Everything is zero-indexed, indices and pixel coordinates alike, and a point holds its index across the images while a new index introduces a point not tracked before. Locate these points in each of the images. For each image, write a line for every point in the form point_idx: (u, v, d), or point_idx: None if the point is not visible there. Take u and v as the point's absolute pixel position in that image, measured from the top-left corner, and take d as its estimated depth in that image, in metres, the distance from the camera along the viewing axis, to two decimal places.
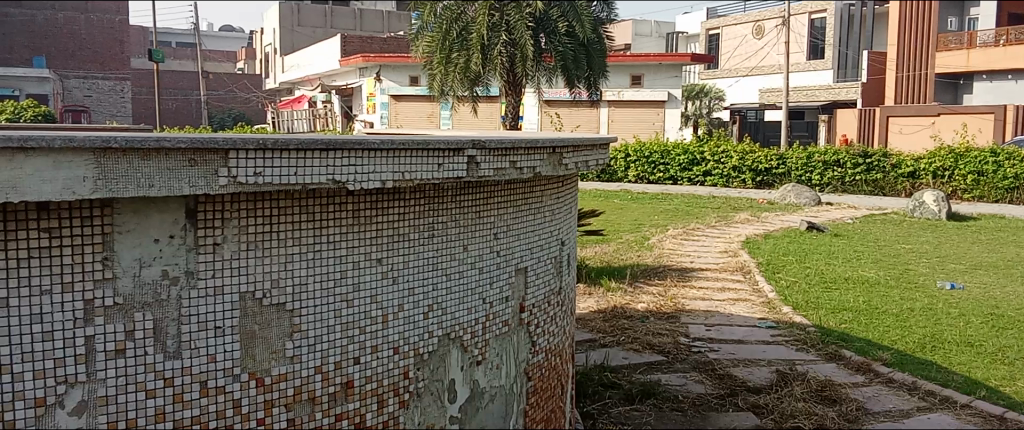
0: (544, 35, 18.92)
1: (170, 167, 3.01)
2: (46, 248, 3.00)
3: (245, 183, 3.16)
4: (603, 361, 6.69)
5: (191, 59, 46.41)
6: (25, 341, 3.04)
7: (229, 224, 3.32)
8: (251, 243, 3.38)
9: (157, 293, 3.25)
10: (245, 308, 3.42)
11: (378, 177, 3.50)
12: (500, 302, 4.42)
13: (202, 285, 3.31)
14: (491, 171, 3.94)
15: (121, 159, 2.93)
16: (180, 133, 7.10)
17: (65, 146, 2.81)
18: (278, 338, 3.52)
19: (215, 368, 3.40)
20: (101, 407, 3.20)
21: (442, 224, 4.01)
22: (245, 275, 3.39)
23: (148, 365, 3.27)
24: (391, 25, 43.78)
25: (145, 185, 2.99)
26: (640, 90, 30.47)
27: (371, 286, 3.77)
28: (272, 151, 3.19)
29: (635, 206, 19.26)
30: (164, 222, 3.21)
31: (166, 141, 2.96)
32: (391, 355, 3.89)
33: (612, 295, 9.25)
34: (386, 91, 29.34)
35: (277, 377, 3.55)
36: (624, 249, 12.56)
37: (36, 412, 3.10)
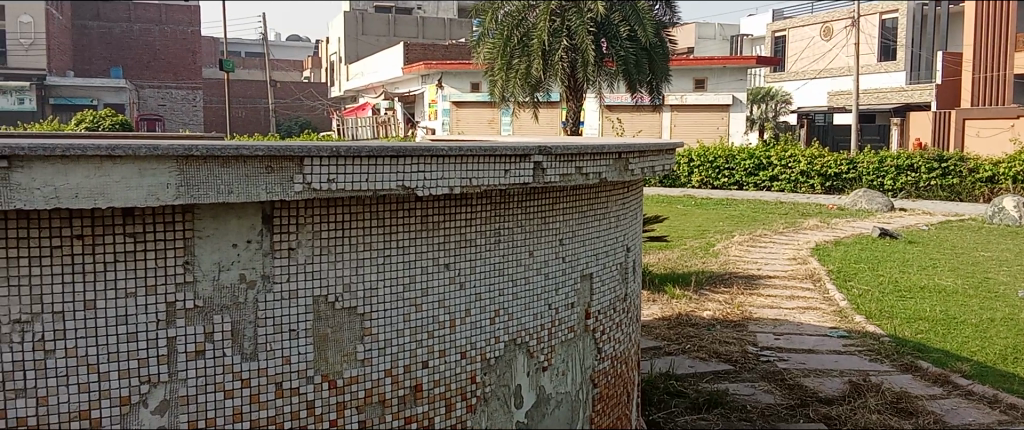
0: (605, 40, 18.79)
1: (248, 175, 3.11)
2: (131, 252, 3.11)
3: (319, 189, 3.25)
4: (668, 369, 6.61)
5: (260, 68, 47.73)
6: (109, 342, 3.15)
7: (304, 229, 3.40)
8: (323, 249, 3.45)
9: (235, 296, 3.35)
10: (317, 312, 3.50)
11: (445, 183, 3.54)
12: (566, 309, 4.41)
13: (277, 289, 3.41)
14: (557, 177, 3.94)
15: (202, 166, 3.03)
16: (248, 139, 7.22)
17: (150, 154, 2.92)
18: (349, 341, 3.59)
19: (289, 369, 3.48)
20: (182, 406, 3.30)
21: (509, 230, 4.02)
22: (317, 279, 3.47)
23: (226, 366, 3.36)
24: (453, 32, 43.68)
25: (225, 192, 3.08)
26: (704, 94, 29.96)
27: (439, 290, 3.82)
28: (344, 158, 3.26)
29: (699, 212, 19.00)
30: (241, 228, 3.30)
31: (244, 149, 3.05)
32: (458, 359, 3.93)
33: (677, 302, 9.14)
34: (448, 97, 29.53)
35: (348, 380, 3.61)
36: (689, 256, 12.39)
37: (121, 410, 3.20)
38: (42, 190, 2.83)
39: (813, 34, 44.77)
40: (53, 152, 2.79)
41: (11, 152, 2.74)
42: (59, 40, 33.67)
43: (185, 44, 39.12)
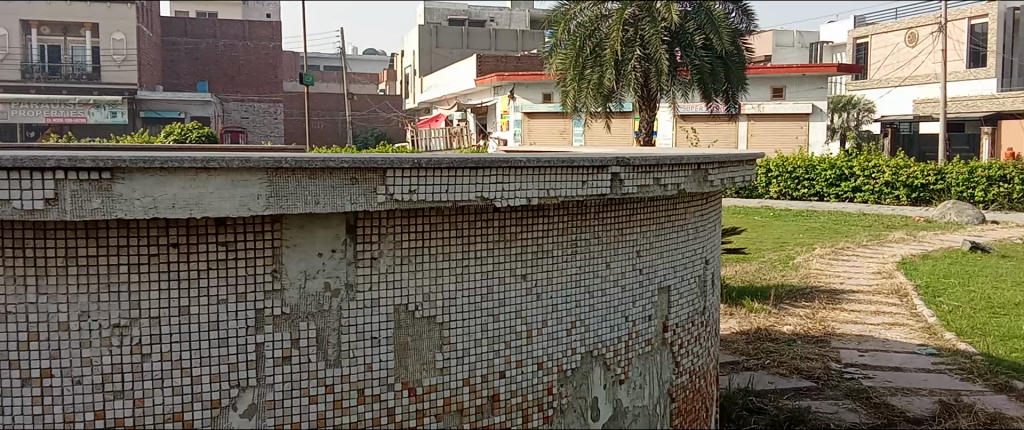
0: (680, 49, 18.52)
1: (334, 185, 3.19)
2: (223, 260, 3.23)
3: (400, 200, 3.31)
4: (748, 385, 6.46)
5: (338, 81, 48.93)
6: (202, 346, 3.27)
7: (385, 239, 3.48)
8: (404, 258, 3.53)
9: (320, 304, 3.44)
10: (398, 320, 3.58)
11: (524, 195, 3.57)
12: (643, 321, 4.37)
13: (361, 298, 3.49)
14: (634, 189, 3.91)
15: (291, 178, 3.12)
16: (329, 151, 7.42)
17: (242, 166, 3.02)
18: (428, 350, 3.66)
19: (371, 376, 3.55)
20: (269, 410, 3.40)
21: (586, 241, 4.01)
22: (399, 289, 3.55)
23: (311, 373, 3.45)
24: (526, 44, 43.78)
25: (312, 203, 3.18)
26: (782, 103, 29.26)
27: (516, 301, 3.83)
28: (426, 170, 3.32)
29: (778, 224, 18.54)
30: (327, 237, 3.39)
31: (330, 161, 3.13)
32: (535, 370, 3.94)
33: (755, 316, 8.94)
34: (520, 108, 29.58)
35: (427, 388, 3.67)
36: (767, 269, 12.11)
37: (212, 413, 3.33)
38: (141, 201, 2.95)
39: (897, 40, 43.29)
40: (154, 164, 2.91)
41: (114, 163, 2.87)
42: (148, 55, 35.27)
43: (267, 58, 40.50)
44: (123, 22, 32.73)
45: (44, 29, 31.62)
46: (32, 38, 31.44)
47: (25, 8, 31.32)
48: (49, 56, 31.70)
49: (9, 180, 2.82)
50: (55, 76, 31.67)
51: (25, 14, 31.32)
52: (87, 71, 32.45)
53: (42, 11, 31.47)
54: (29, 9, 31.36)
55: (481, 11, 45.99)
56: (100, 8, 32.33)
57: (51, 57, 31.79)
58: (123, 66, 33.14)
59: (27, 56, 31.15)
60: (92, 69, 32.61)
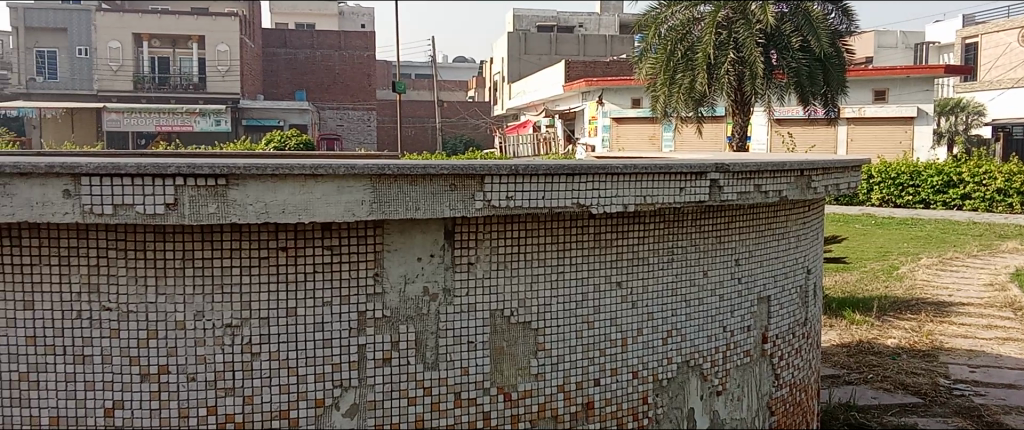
0: (775, 52, 17.78)
1: (433, 191, 3.29)
2: (328, 263, 3.36)
3: (498, 206, 3.37)
4: (849, 400, 6.22)
5: (429, 89, 49.79)
6: (308, 347, 3.39)
7: (482, 245, 3.53)
8: (501, 263, 3.56)
9: (419, 307, 3.52)
10: (494, 325, 3.62)
11: (620, 202, 3.56)
12: (741, 332, 4.27)
13: (459, 302, 3.55)
14: (734, 196, 3.83)
15: (393, 184, 3.23)
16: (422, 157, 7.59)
17: (348, 172, 3.13)
18: (524, 356, 3.68)
19: (468, 380, 3.60)
20: (370, 410, 3.48)
21: (683, 248, 3.96)
22: (495, 294, 3.59)
23: (411, 375, 3.52)
24: (614, 48, 42.29)
25: (412, 209, 3.28)
26: (885, 106, 28.03)
27: (610, 309, 3.82)
28: (523, 176, 3.36)
29: (879, 233, 17.77)
30: (425, 242, 3.48)
31: (429, 168, 3.23)
32: (630, 379, 3.91)
33: (857, 328, 8.60)
34: (608, 113, 28.94)
35: (522, 393, 3.69)
36: (869, 279, 11.65)
37: (316, 411, 3.43)
38: (254, 206, 3.09)
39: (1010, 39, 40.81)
40: (266, 171, 3.05)
41: (230, 170, 3.02)
42: (251, 66, 36.10)
43: (361, 67, 41.35)
44: (227, 35, 33.94)
45: (155, 42, 33.60)
46: (143, 50, 33.39)
47: (136, 21, 32.94)
48: (159, 67, 33.66)
49: (132, 184, 3.00)
50: (164, 86, 33.44)
51: (137, 27, 33.03)
52: (193, 82, 33.89)
53: (152, 25, 33.22)
54: (142, 22, 33.06)
55: (570, 16, 45.63)
56: (206, 21, 33.65)
57: (160, 68, 33.76)
58: (226, 77, 34.23)
59: (139, 67, 33.19)
60: (198, 79, 34.01)
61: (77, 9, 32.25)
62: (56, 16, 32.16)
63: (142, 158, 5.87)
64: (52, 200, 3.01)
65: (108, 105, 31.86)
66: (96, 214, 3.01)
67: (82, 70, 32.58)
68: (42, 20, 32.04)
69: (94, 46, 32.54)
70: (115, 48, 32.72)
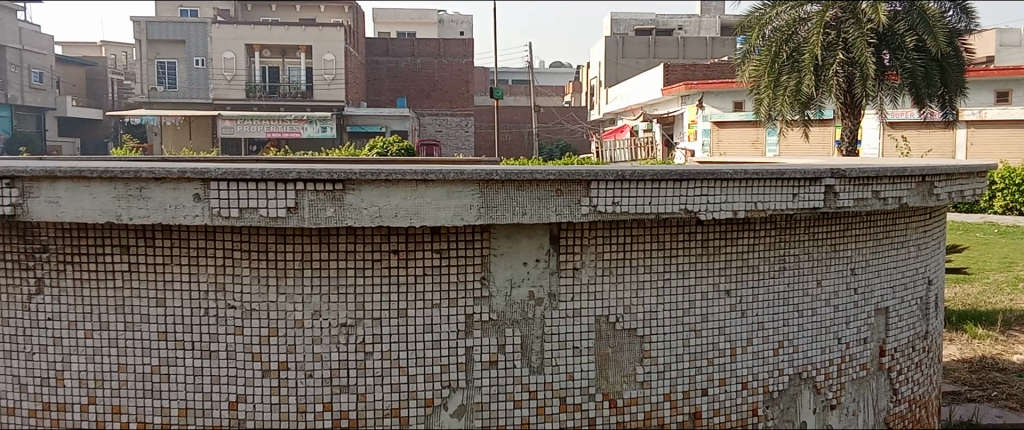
0: (887, 53, 16.37)
1: (540, 197, 3.34)
2: (437, 267, 3.46)
3: (604, 212, 3.39)
4: (970, 419, 5.87)
5: (525, 93, 49.86)
6: (417, 347, 3.51)
7: (587, 250, 3.56)
8: (605, 269, 3.59)
9: (524, 311, 3.58)
10: (600, 331, 3.64)
11: (730, 208, 3.50)
12: (857, 344, 4.13)
13: (563, 306, 3.60)
14: (851, 202, 3.70)
15: (501, 190, 3.31)
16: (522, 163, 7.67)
17: (457, 178, 3.23)
18: (629, 362, 3.68)
19: (573, 385, 3.64)
20: (477, 412, 3.57)
21: (795, 257, 3.87)
22: (600, 300, 3.61)
23: (517, 378, 3.59)
24: (716, 51, 38.74)
25: (519, 213, 3.34)
26: (1008, 109, 25.13)
27: (718, 317, 3.77)
28: (629, 182, 3.37)
29: (1004, 243, 16.57)
30: (532, 247, 3.53)
31: (537, 174, 3.28)
32: (738, 390, 3.84)
33: (979, 343, 8.13)
34: (709, 117, 24.64)
35: (628, 401, 3.68)
36: (993, 292, 10.94)
37: (425, 410, 3.54)
38: (368, 210, 3.22)
39: None
40: (380, 176, 3.17)
41: (345, 176, 3.15)
42: (354, 74, 35.25)
43: (461, 74, 40.17)
44: (334, 44, 33.05)
45: (266, 52, 33.03)
46: (255, 60, 32.98)
47: (250, 32, 32.53)
48: (269, 76, 33.24)
49: (257, 188, 3.17)
50: (274, 94, 33.05)
51: (250, 38, 32.61)
52: (302, 91, 33.27)
53: (264, 36, 32.61)
54: (254, 33, 32.60)
55: (670, 19, 43.30)
56: (314, 31, 32.74)
57: (271, 77, 33.34)
58: (332, 85, 33.45)
59: (251, 77, 32.93)
60: (305, 88, 33.36)
61: (194, 22, 32.41)
62: (177, 29, 32.60)
63: (255, 163, 6.08)
64: (183, 203, 3.19)
65: (224, 112, 32.39)
66: (224, 216, 3.19)
67: (200, 80, 32.93)
68: (163, 32, 32.62)
69: (210, 57, 32.53)
70: (229, 59, 32.58)
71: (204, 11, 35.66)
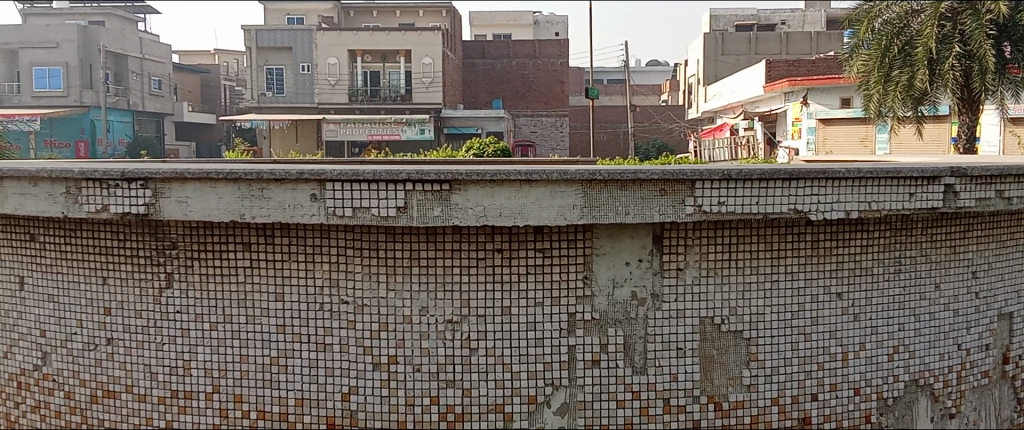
0: (1009, 45, 10.64)
1: (643, 197, 3.34)
2: (540, 266, 3.53)
3: (709, 212, 3.37)
4: None
5: (620, 93, 49.18)
6: (521, 345, 3.58)
7: (691, 250, 3.56)
8: (710, 270, 3.58)
9: (627, 311, 3.60)
10: (704, 332, 3.63)
11: (842, 207, 3.42)
12: (979, 351, 3.96)
13: (667, 307, 3.60)
14: (973, 202, 3.55)
15: (605, 189, 3.33)
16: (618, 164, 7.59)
17: (560, 178, 3.28)
18: (735, 365, 3.65)
19: (677, 387, 3.63)
20: (580, 410, 3.61)
21: (911, 258, 3.75)
22: (704, 301, 3.61)
23: (619, 378, 3.61)
24: (821, 46, 34.69)
25: (623, 213, 3.35)
26: None
27: (829, 321, 3.69)
28: (735, 181, 3.34)
29: None
30: (634, 247, 3.55)
31: (640, 173, 3.30)
32: (851, 396, 3.73)
33: None
34: (813, 115, 22.56)
35: (734, 404, 3.65)
36: None
37: (529, 407, 3.60)
38: (474, 209, 3.32)
39: None
40: (484, 176, 3.26)
41: (452, 176, 3.26)
42: (451, 77, 34.56)
43: (555, 75, 37.43)
44: (433, 48, 32.43)
45: (367, 57, 32.65)
46: (357, 65, 32.60)
47: (351, 37, 32.11)
48: (370, 81, 32.78)
49: (368, 188, 3.31)
50: (375, 98, 32.54)
51: (352, 44, 32.26)
52: (401, 94, 32.62)
53: (366, 41, 32.22)
54: (356, 38, 32.17)
55: (771, 13, 40.41)
56: (413, 35, 32.16)
57: (373, 81, 32.85)
58: (431, 88, 32.73)
59: (353, 81, 32.58)
60: (405, 91, 32.70)
61: (301, 28, 32.09)
62: (285, 36, 32.31)
63: (354, 164, 6.24)
64: (301, 203, 3.36)
65: (327, 116, 31.84)
66: (339, 215, 3.34)
67: (306, 86, 32.65)
68: (273, 40, 32.37)
69: (315, 62, 32.34)
70: (333, 64, 32.27)
71: (309, 18, 36.07)
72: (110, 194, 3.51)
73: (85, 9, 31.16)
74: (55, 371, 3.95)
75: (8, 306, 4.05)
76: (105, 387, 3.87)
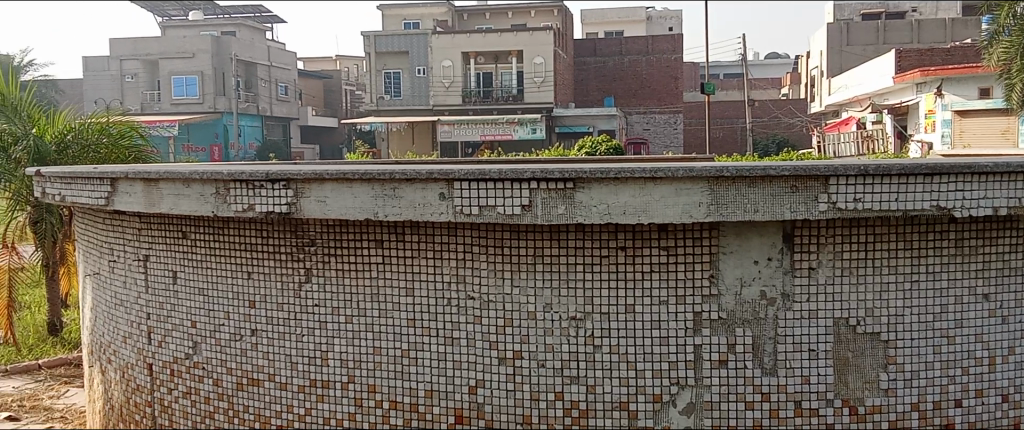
0: None
1: (773, 194, 3.26)
2: (664, 264, 3.50)
3: (845, 208, 3.25)
4: None
5: (738, 88, 47.74)
6: (647, 344, 3.56)
7: (825, 249, 3.46)
8: (845, 269, 3.47)
9: (756, 311, 3.52)
10: (839, 334, 3.51)
11: (989, 204, 3.27)
12: None
13: (798, 307, 3.50)
14: None
15: (731, 186, 3.26)
16: (728, 160, 7.38)
17: (686, 175, 3.24)
18: (872, 368, 3.52)
19: (810, 390, 3.52)
20: (707, 410, 3.56)
21: None
22: (839, 301, 3.49)
23: (748, 379, 3.53)
24: (956, 33, 32.28)
25: (752, 210, 3.28)
26: None
27: (974, 324, 3.55)
28: (873, 176, 3.21)
29: None
30: (763, 246, 3.47)
31: (771, 170, 3.20)
32: (997, 402, 3.60)
33: None
34: (948, 106, 20.98)
35: (871, 409, 3.52)
36: None
37: (654, 406, 3.58)
38: (598, 207, 3.33)
39: None
40: (609, 174, 3.27)
41: (577, 175, 3.28)
42: (563, 76, 34.49)
43: (668, 71, 36.54)
44: (544, 47, 32.37)
45: (480, 58, 33.04)
46: (471, 67, 33.08)
47: (465, 40, 32.67)
48: (483, 82, 33.15)
49: (496, 187, 3.39)
50: (488, 99, 32.92)
51: (466, 46, 32.76)
52: (513, 93, 32.73)
53: (480, 43, 32.61)
54: (469, 40, 32.72)
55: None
56: (524, 35, 32.29)
57: (485, 82, 33.26)
58: (543, 88, 32.64)
59: (467, 83, 33.06)
60: (517, 91, 32.79)
61: (416, 33, 33.07)
62: (401, 40, 33.33)
63: (469, 163, 6.37)
64: (430, 201, 3.47)
65: (442, 118, 32.47)
66: (467, 214, 3.44)
67: (421, 88, 33.47)
68: (390, 45, 33.49)
69: (430, 66, 33.13)
70: (447, 67, 32.82)
71: (425, 23, 36.93)
72: (255, 193, 3.73)
73: (218, 20, 32.86)
74: (204, 360, 4.24)
75: (162, 298, 4.37)
76: (250, 376, 4.12)
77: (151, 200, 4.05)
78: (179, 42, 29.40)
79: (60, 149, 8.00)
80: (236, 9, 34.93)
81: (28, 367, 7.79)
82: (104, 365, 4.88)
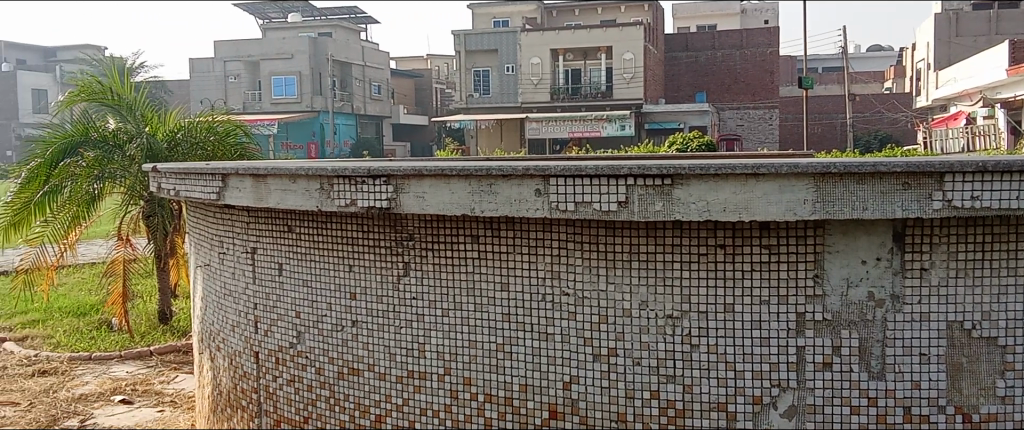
0: None
1: (884, 192, 3.13)
2: (765, 262, 3.42)
3: (961, 207, 3.09)
4: None
5: (837, 82, 45.99)
6: (747, 344, 3.49)
7: (938, 249, 3.30)
8: (960, 271, 3.31)
9: (864, 313, 3.40)
10: (952, 338, 3.35)
11: None
12: None
13: (908, 309, 3.36)
14: None
15: (838, 184, 3.16)
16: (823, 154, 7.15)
17: (791, 171, 3.15)
18: (988, 375, 3.37)
19: (920, 396, 3.39)
20: (810, 414, 3.46)
21: None
22: (952, 304, 3.33)
23: (853, 382, 3.42)
24: None
25: (860, 208, 3.17)
26: None
27: None
28: (991, 173, 3.05)
29: None
30: (872, 245, 3.34)
31: (881, 166, 3.08)
32: None
33: None
34: None
35: (986, 417, 3.38)
36: None
37: (754, 408, 3.51)
38: (696, 205, 3.28)
39: None
40: (709, 171, 3.20)
41: (676, 171, 3.24)
42: (653, 71, 34.02)
43: (763, 64, 35.55)
44: (634, 42, 32.08)
45: (569, 55, 32.95)
46: (560, 63, 33.01)
47: (554, 36, 32.62)
48: (572, 78, 32.91)
49: (592, 184, 3.38)
50: (577, 96, 32.73)
51: (555, 43, 32.73)
52: (602, 90, 32.48)
53: (569, 39, 32.54)
54: (558, 37, 32.67)
55: None
56: (614, 31, 32.09)
57: (574, 78, 32.92)
58: (632, 83, 32.28)
59: (555, 79, 32.99)
60: (606, 87, 32.54)
61: (506, 31, 33.22)
62: (491, 38, 33.57)
63: (558, 157, 6.42)
64: (527, 198, 3.49)
65: (530, 115, 32.35)
66: (562, 210, 3.44)
67: (510, 86, 33.64)
68: (480, 43, 33.82)
69: (518, 63, 33.24)
70: (535, 64, 32.86)
71: (514, 20, 37.14)
72: (357, 189, 3.84)
73: (316, 22, 33.95)
74: (308, 349, 4.40)
75: (268, 289, 4.55)
76: (350, 365, 4.24)
77: (260, 195, 4.23)
78: (278, 43, 30.53)
79: (172, 147, 8.45)
80: (332, 10, 35.95)
81: (141, 353, 8.26)
82: (213, 353, 5.13)
